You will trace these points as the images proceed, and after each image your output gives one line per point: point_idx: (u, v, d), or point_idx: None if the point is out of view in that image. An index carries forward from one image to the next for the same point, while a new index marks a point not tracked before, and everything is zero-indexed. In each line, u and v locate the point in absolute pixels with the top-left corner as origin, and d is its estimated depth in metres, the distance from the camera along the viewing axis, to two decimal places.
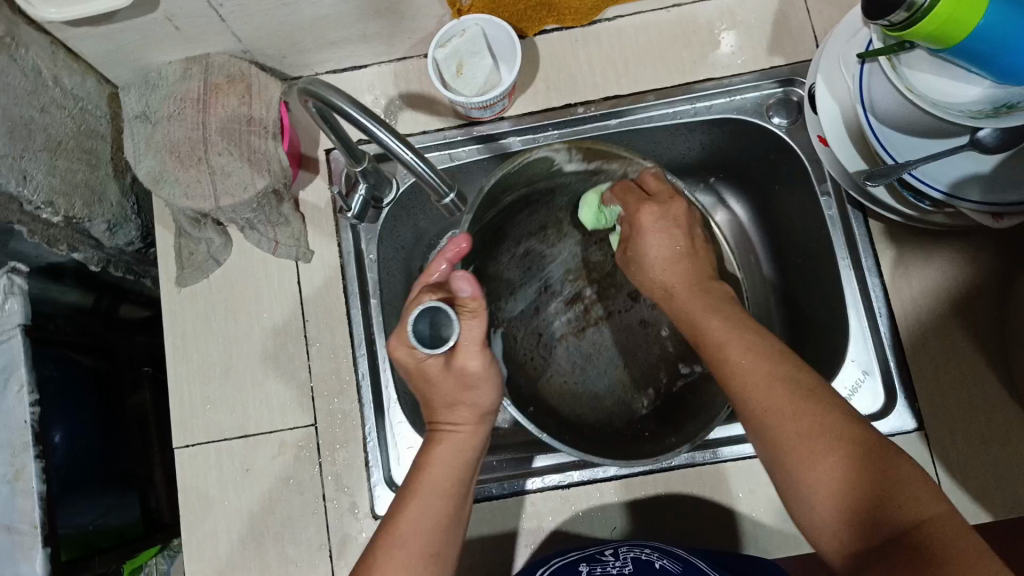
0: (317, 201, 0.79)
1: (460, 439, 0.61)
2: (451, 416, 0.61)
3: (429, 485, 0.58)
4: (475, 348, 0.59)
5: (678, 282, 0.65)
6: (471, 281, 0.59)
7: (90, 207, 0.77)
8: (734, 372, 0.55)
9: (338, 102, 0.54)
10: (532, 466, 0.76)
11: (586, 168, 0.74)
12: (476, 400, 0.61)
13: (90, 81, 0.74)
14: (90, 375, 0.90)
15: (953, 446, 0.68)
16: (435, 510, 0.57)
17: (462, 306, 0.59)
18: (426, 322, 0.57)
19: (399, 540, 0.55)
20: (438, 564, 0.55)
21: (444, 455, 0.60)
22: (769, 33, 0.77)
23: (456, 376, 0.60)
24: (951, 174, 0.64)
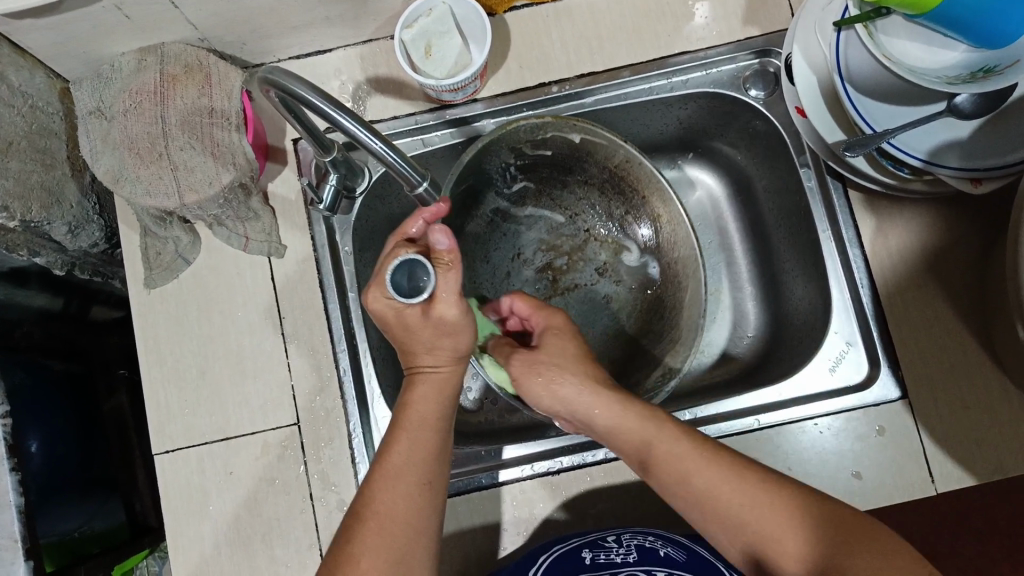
0: (287, 193, 0.77)
1: (441, 379, 0.60)
2: (432, 359, 0.59)
3: (415, 421, 0.58)
4: (454, 298, 0.57)
5: (614, 414, 0.59)
6: (448, 233, 0.56)
7: (48, 208, 0.74)
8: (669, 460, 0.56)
9: (301, 91, 0.52)
10: (504, 457, 0.74)
11: (553, 150, 0.76)
12: (456, 344, 0.59)
13: (40, 75, 0.70)
14: (64, 380, 0.88)
15: (938, 415, 0.69)
16: (423, 443, 0.57)
17: (436, 258, 0.56)
18: (404, 277, 0.55)
19: (393, 475, 0.55)
20: (433, 490, 0.56)
21: (428, 394, 0.59)
22: (744, 1, 0.75)
23: (435, 325, 0.58)
24: (929, 141, 0.64)
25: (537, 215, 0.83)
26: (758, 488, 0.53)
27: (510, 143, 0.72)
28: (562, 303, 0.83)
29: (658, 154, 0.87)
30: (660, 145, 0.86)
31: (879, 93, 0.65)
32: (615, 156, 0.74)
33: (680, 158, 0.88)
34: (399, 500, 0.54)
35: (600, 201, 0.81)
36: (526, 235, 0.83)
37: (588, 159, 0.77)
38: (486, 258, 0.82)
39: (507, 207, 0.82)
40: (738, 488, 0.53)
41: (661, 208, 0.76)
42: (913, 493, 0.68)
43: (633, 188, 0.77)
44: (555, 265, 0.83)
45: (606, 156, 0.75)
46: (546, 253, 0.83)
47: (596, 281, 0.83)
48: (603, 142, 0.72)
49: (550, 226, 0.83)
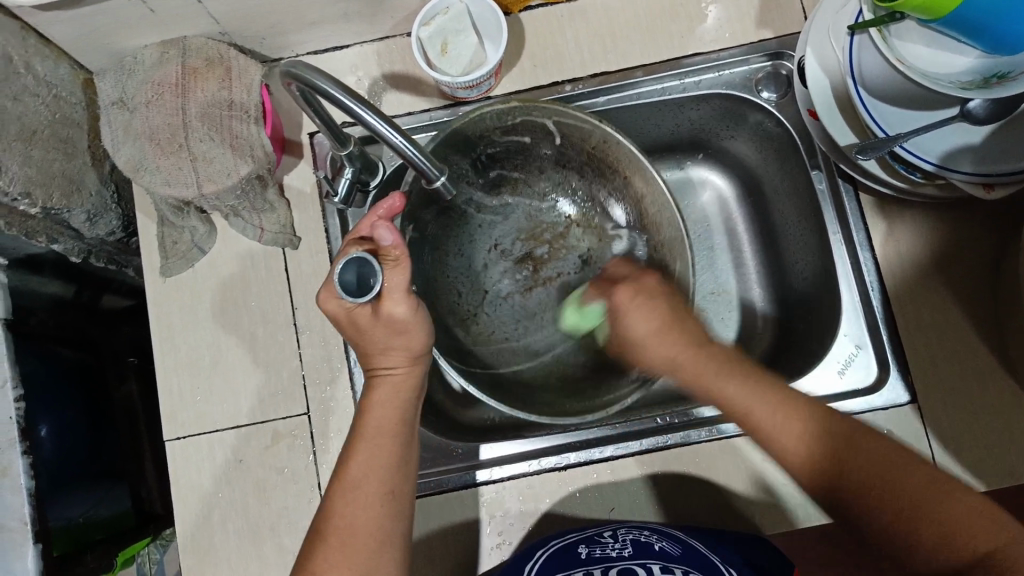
0: (302, 185, 0.78)
1: (397, 379, 0.61)
2: (386, 360, 0.61)
3: (373, 428, 0.58)
4: (402, 295, 0.57)
5: (680, 356, 0.60)
6: (393, 230, 0.56)
7: (68, 197, 0.75)
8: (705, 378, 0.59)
9: (323, 85, 0.53)
10: (480, 457, 0.74)
11: (529, 138, 0.75)
12: (408, 343, 0.60)
13: (63, 66, 0.72)
14: (76, 367, 0.90)
15: (947, 419, 0.69)
16: (383, 451, 0.58)
17: (384, 255, 0.56)
18: (352, 272, 0.55)
19: (352, 486, 0.56)
20: (395, 499, 0.57)
21: (385, 398, 0.60)
22: (758, 5, 0.76)
23: (385, 324, 0.58)
24: (942, 146, 0.64)
25: (514, 205, 0.82)
26: (805, 420, 0.56)
27: (479, 130, 0.72)
28: (544, 293, 0.82)
29: (668, 154, 0.88)
30: (671, 145, 0.86)
31: (893, 98, 0.65)
32: (593, 139, 0.73)
33: (690, 158, 0.88)
34: (361, 513, 0.55)
35: (580, 183, 0.80)
36: (502, 225, 0.82)
37: (564, 141, 0.75)
38: (461, 251, 0.81)
39: (480, 196, 0.79)
40: (772, 405, 0.57)
41: (643, 187, 0.75)
42: None
43: (613, 169, 0.76)
44: (536, 255, 0.83)
45: (582, 138, 0.74)
46: (524, 243, 0.83)
47: (580, 270, 0.82)
48: (579, 125, 0.71)
49: (527, 213, 0.82)
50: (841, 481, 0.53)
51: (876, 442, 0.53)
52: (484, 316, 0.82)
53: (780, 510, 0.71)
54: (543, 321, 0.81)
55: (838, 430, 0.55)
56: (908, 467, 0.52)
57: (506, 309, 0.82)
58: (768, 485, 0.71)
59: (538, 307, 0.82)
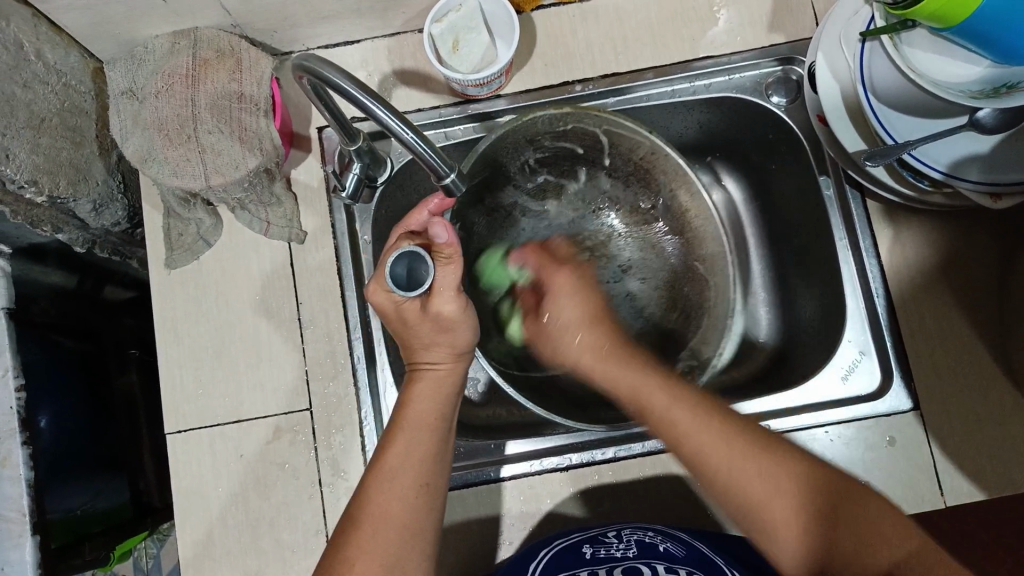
0: (309, 180, 0.78)
1: (440, 374, 0.61)
2: (431, 355, 0.60)
3: (413, 420, 0.58)
4: (451, 293, 0.58)
5: (607, 368, 0.60)
6: (447, 228, 0.59)
7: (75, 186, 0.75)
8: (653, 406, 0.57)
9: (334, 78, 0.52)
10: (506, 453, 0.75)
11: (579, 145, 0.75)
12: (453, 340, 0.60)
13: (74, 54, 0.71)
14: (77, 358, 0.89)
15: (950, 426, 0.69)
16: (422, 444, 0.57)
17: (436, 252, 0.59)
18: (402, 266, 0.57)
19: (389, 476, 0.56)
20: (430, 493, 0.56)
21: (425, 392, 0.60)
22: (770, 9, 0.76)
23: (432, 321, 0.59)
24: (951, 154, 0.64)
25: (558, 211, 0.82)
26: (776, 466, 0.54)
27: (527, 134, 0.72)
28: None
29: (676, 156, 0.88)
30: (679, 148, 0.86)
31: (903, 106, 0.65)
32: (639, 153, 0.73)
33: (697, 161, 0.88)
34: (395, 503, 0.55)
35: (624, 193, 0.80)
36: (547, 229, 0.82)
37: (612, 151, 0.76)
38: (504, 253, 0.82)
39: (525, 197, 0.81)
40: (737, 455, 0.54)
41: (689, 202, 0.76)
42: (922, 505, 0.67)
43: (657, 181, 0.76)
44: None
45: (630, 149, 0.74)
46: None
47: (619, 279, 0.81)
48: (627, 134, 0.71)
49: (571, 220, 0.82)
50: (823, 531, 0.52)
51: (852, 490, 0.53)
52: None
53: None
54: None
55: (814, 481, 0.53)
56: (880, 521, 0.51)
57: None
58: None
59: None
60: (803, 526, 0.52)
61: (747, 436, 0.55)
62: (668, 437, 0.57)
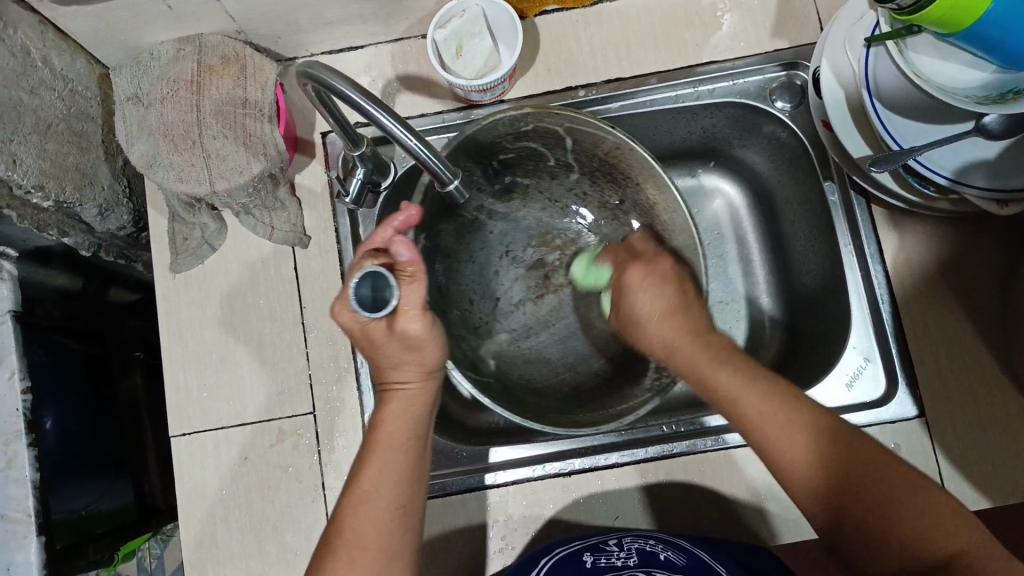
0: (313, 184, 0.78)
1: (411, 394, 0.61)
2: (400, 375, 0.61)
3: (385, 440, 0.59)
4: (417, 312, 0.58)
5: (679, 340, 0.60)
6: (410, 245, 0.56)
7: (81, 190, 0.75)
8: (702, 368, 0.58)
9: (338, 85, 0.53)
10: (489, 460, 0.75)
11: (546, 142, 0.72)
12: (422, 358, 0.60)
13: (80, 60, 0.72)
14: (82, 360, 0.90)
15: (954, 434, 0.68)
16: (395, 464, 0.57)
17: (400, 271, 0.57)
18: (367, 287, 0.55)
19: (363, 498, 0.56)
20: (406, 513, 0.57)
21: (397, 412, 0.60)
22: (774, 14, 0.76)
23: (399, 339, 0.59)
24: (957, 160, 0.64)
25: (525, 211, 0.79)
26: (801, 424, 0.52)
27: (488, 138, 0.70)
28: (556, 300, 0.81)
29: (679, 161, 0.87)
30: (682, 153, 0.86)
31: (908, 112, 0.65)
32: (607, 148, 0.70)
33: (700, 166, 0.88)
34: (370, 527, 0.55)
35: (591, 189, 0.77)
36: (516, 232, 0.79)
37: (575, 147, 0.73)
38: (474, 257, 0.78)
39: (492, 202, 0.75)
40: (771, 404, 0.54)
41: (656, 195, 0.71)
42: None
43: (626, 176, 0.73)
44: (549, 261, 0.81)
45: (595, 145, 0.71)
46: (536, 249, 0.81)
47: None
48: (592, 131, 0.68)
49: (537, 219, 0.80)
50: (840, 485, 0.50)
51: (876, 448, 0.50)
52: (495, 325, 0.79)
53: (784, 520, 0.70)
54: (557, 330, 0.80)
55: (837, 434, 0.51)
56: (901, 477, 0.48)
57: (518, 318, 0.80)
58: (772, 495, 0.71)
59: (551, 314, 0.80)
60: (818, 469, 0.51)
61: (778, 390, 0.55)
62: (712, 394, 0.57)
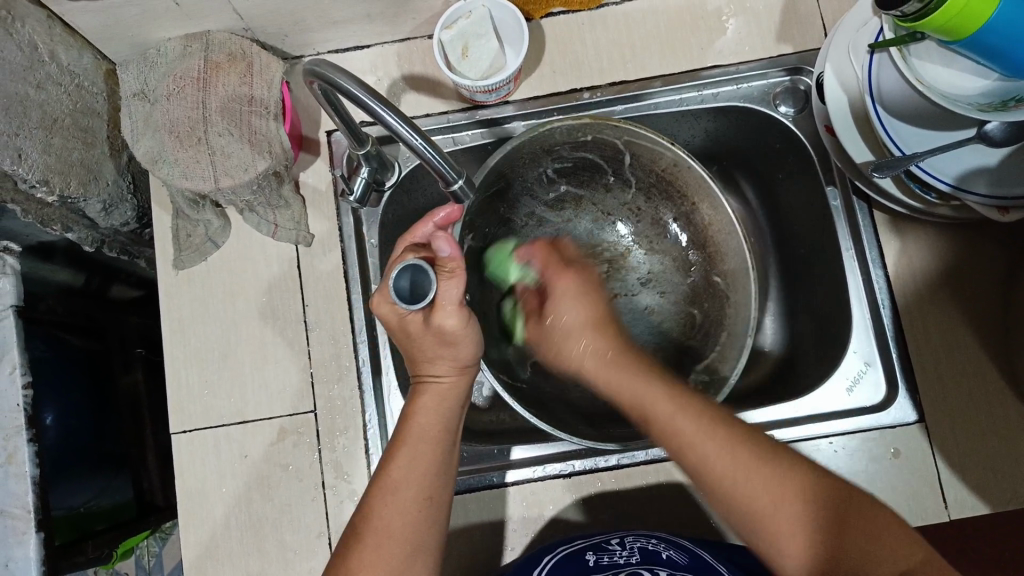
0: (317, 183, 0.78)
1: (443, 389, 0.61)
2: (435, 368, 0.61)
3: (416, 433, 0.59)
4: (454, 307, 0.58)
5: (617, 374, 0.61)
6: (451, 242, 0.59)
7: (85, 186, 0.75)
8: (660, 415, 0.57)
9: (344, 83, 0.53)
10: (511, 458, 0.75)
11: (605, 154, 0.76)
12: (456, 354, 0.60)
13: (87, 56, 0.72)
14: (83, 356, 0.90)
15: (954, 439, 0.69)
16: (424, 456, 0.58)
17: (441, 266, 0.58)
18: (406, 278, 0.56)
19: (392, 489, 0.56)
20: (432, 506, 0.57)
21: (429, 405, 0.60)
22: (779, 19, 0.76)
23: (435, 333, 0.59)
24: (959, 166, 0.64)
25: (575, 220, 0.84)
26: (784, 479, 0.52)
27: (544, 144, 0.73)
28: None
29: None
30: (685, 156, 0.87)
31: (912, 117, 0.65)
32: (660, 163, 0.75)
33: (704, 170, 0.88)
34: (397, 519, 0.55)
35: (645, 206, 0.82)
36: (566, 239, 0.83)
37: (633, 162, 0.77)
38: None
39: (543, 210, 0.82)
40: (745, 464, 0.53)
41: (711, 213, 0.77)
42: (926, 518, 0.67)
43: (680, 193, 0.78)
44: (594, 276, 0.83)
45: (652, 160, 0.75)
46: None
47: (639, 292, 0.82)
48: (648, 145, 0.73)
49: (588, 231, 0.84)
50: (827, 542, 0.50)
51: (863, 502, 0.51)
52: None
53: None
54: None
55: (821, 490, 0.52)
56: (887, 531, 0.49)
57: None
58: None
59: None
60: (803, 524, 0.51)
61: (752, 447, 0.54)
62: (677, 450, 0.56)
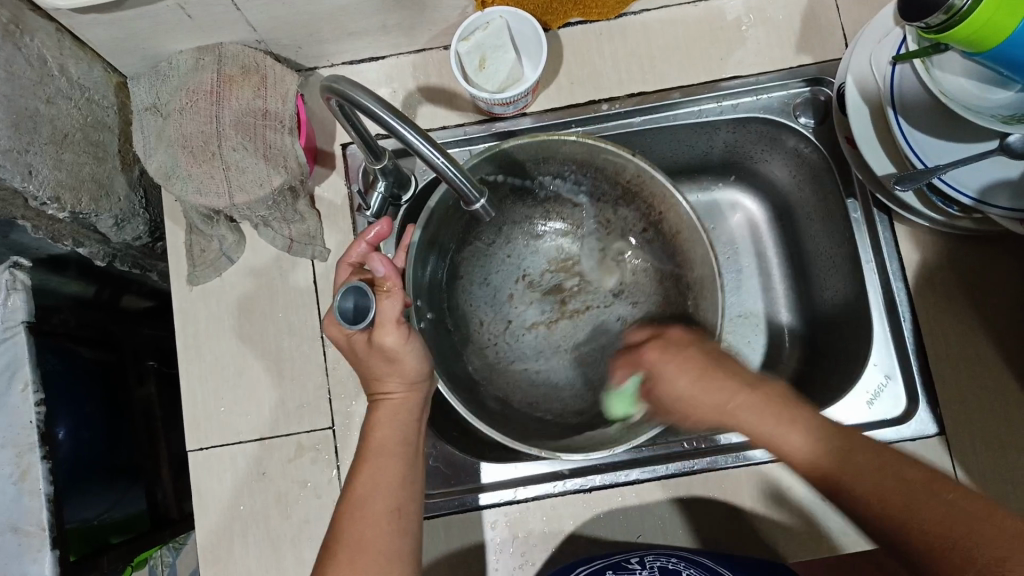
0: (333, 197, 0.77)
1: (395, 404, 0.62)
2: (384, 385, 0.61)
3: (376, 448, 0.60)
4: (392, 325, 0.58)
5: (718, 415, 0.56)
6: (386, 261, 0.58)
7: (97, 201, 0.74)
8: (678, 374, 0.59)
9: (363, 100, 0.51)
10: (514, 475, 0.74)
11: (578, 162, 0.73)
12: (402, 370, 0.61)
13: (97, 69, 0.71)
14: (96, 370, 0.88)
15: (974, 452, 0.68)
16: (386, 470, 0.58)
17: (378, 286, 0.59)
18: (350, 300, 0.58)
19: (360, 504, 0.57)
20: (402, 518, 0.57)
21: (384, 421, 0.61)
22: (797, 30, 0.76)
23: (378, 352, 0.59)
24: (980, 180, 0.63)
25: (546, 236, 0.81)
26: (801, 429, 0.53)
27: (510, 160, 0.71)
28: (570, 326, 0.80)
29: (701, 174, 0.88)
30: (704, 166, 0.86)
31: (934, 129, 0.65)
32: (624, 175, 0.72)
33: (720, 180, 0.88)
34: (368, 532, 0.55)
35: (617, 216, 0.78)
36: (533, 257, 0.81)
37: (599, 173, 0.74)
38: (486, 279, 0.80)
39: (513, 227, 0.79)
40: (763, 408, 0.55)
41: (678, 222, 0.71)
42: None
43: (650, 204, 0.74)
44: (566, 287, 0.81)
45: (616, 172, 0.72)
46: (554, 274, 0.81)
47: (611, 303, 0.80)
48: (615, 159, 0.70)
49: (559, 246, 0.81)
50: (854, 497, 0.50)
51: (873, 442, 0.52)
52: (504, 345, 0.79)
53: (803, 539, 0.70)
54: (569, 357, 0.79)
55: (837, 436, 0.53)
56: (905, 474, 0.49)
57: (528, 342, 0.80)
58: (792, 511, 0.71)
59: (564, 340, 0.80)
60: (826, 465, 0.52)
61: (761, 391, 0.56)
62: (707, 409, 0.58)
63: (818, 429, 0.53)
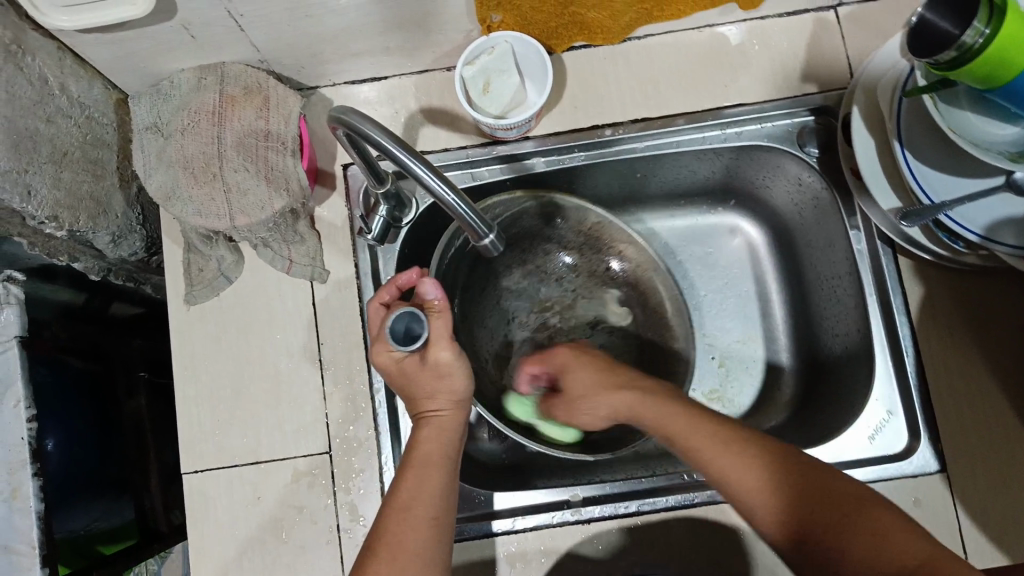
0: (333, 218, 0.77)
1: (444, 420, 0.62)
2: (432, 403, 0.62)
3: (421, 458, 0.60)
4: (446, 341, 0.61)
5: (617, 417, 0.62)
6: (436, 284, 0.61)
7: (95, 219, 0.73)
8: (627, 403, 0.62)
9: (369, 130, 0.50)
10: (513, 504, 0.73)
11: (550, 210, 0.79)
12: (452, 387, 0.62)
13: (97, 87, 0.70)
14: (85, 380, 0.87)
15: (975, 487, 0.68)
16: (431, 479, 0.58)
17: (429, 307, 0.61)
18: (402, 322, 0.60)
19: (403, 508, 0.57)
20: (441, 525, 0.57)
21: (432, 433, 0.61)
22: (802, 58, 0.75)
23: (431, 370, 0.61)
24: (987, 216, 0.63)
25: (526, 284, 0.84)
26: (754, 464, 0.55)
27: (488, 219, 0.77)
28: None
29: (701, 197, 0.87)
30: (705, 190, 0.86)
31: (942, 164, 0.64)
32: (585, 223, 0.81)
33: (721, 204, 0.88)
34: (407, 536, 0.55)
35: (583, 261, 0.85)
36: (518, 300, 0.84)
37: (562, 224, 0.81)
38: (482, 321, 0.82)
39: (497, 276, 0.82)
40: (715, 443, 0.57)
41: (636, 258, 0.83)
42: None
43: (608, 245, 0.83)
44: (550, 324, 0.85)
45: (579, 220, 0.81)
46: (538, 314, 0.84)
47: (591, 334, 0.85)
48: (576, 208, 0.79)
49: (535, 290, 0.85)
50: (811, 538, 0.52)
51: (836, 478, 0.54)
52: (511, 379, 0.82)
53: None
54: None
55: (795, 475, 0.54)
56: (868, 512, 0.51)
57: None
58: None
59: None
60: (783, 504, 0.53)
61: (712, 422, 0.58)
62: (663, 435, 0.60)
63: (773, 468, 0.55)
